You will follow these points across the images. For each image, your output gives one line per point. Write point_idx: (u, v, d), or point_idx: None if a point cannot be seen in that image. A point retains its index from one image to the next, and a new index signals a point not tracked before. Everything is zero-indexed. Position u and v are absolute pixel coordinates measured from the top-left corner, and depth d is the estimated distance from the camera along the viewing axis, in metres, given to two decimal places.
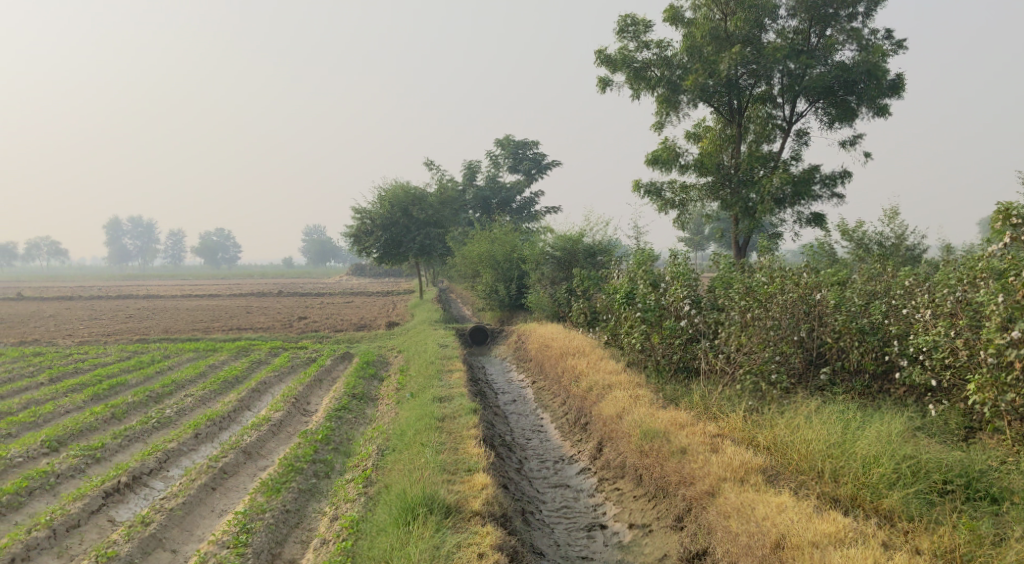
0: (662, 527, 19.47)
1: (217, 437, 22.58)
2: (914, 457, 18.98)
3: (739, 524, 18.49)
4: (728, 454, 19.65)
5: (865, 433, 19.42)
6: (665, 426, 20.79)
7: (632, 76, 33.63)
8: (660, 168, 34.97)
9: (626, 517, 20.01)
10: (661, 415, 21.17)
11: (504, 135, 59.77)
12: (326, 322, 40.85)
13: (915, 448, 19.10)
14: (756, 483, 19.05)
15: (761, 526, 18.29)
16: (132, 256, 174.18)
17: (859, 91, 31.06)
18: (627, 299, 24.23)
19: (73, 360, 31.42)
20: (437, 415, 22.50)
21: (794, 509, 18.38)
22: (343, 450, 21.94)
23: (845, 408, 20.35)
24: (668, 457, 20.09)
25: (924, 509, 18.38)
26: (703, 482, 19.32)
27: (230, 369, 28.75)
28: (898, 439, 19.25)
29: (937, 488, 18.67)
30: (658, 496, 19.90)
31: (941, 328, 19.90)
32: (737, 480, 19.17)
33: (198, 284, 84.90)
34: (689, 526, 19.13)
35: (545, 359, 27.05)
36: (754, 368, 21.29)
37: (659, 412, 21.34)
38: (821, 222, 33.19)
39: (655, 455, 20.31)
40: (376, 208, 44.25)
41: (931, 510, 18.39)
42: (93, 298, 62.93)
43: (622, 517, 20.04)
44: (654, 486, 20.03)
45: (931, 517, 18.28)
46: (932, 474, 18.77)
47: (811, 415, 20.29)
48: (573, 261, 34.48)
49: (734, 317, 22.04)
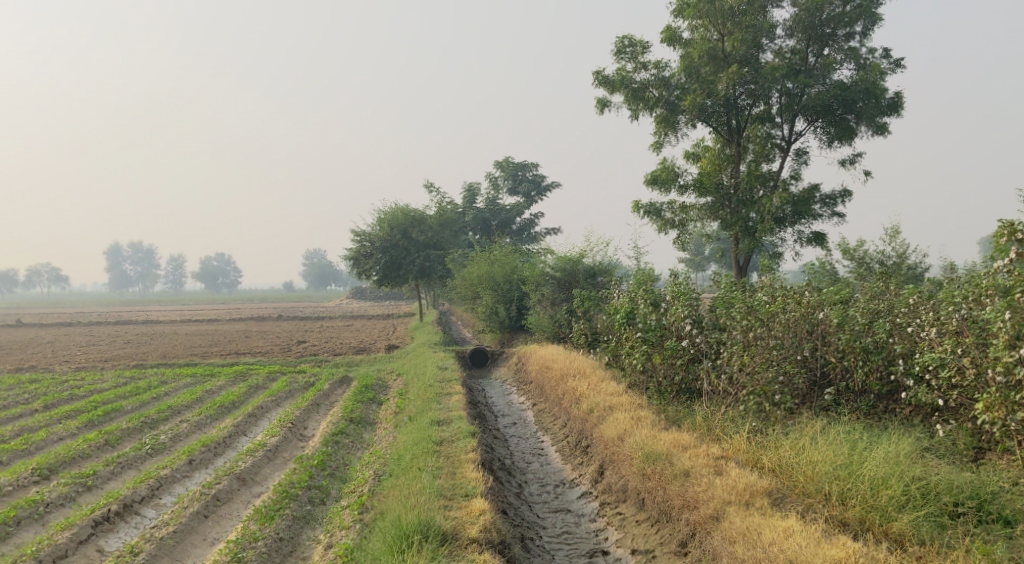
0: (665, 553, 19.14)
1: (212, 463, 22.27)
2: (923, 478, 18.68)
3: (746, 550, 18.18)
4: (732, 476, 19.34)
5: (872, 453, 19.11)
6: (667, 448, 20.46)
7: (630, 96, 33.48)
8: (660, 188, 34.77)
9: (629, 542, 19.67)
10: (663, 437, 20.86)
11: (504, 157, 59.64)
12: (326, 346, 40.59)
13: (925, 469, 18.80)
14: (761, 506, 18.73)
15: (769, 552, 17.97)
16: (133, 282, 173.99)
17: (858, 110, 30.84)
18: (627, 319, 23.96)
19: (69, 386, 31.15)
20: (435, 438, 22.19)
21: (802, 534, 18.05)
22: (339, 476, 21.62)
23: (850, 429, 20.05)
24: (670, 480, 19.76)
25: (935, 533, 18.08)
26: (707, 506, 19.02)
27: (228, 394, 28.46)
28: (906, 460, 18.94)
29: (948, 511, 18.37)
30: (661, 520, 19.57)
31: (947, 346, 19.58)
32: (743, 503, 18.85)
33: (200, 309, 84.64)
34: (694, 552, 18.83)
35: (546, 381, 26.77)
36: (757, 389, 20.96)
37: (660, 434, 21.04)
38: (823, 241, 32.95)
39: (657, 478, 19.98)
40: (375, 231, 44.04)
41: (942, 534, 18.09)
42: (93, 324, 62.69)
43: (624, 542, 19.71)
44: (657, 510, 19.71)
45: (942, 540, 17.99)
46: (942, 496, 18.48)
47: (815, 436, 19.98)
48: (573, 281, 34.28)
49: (736, 337, 21.76)
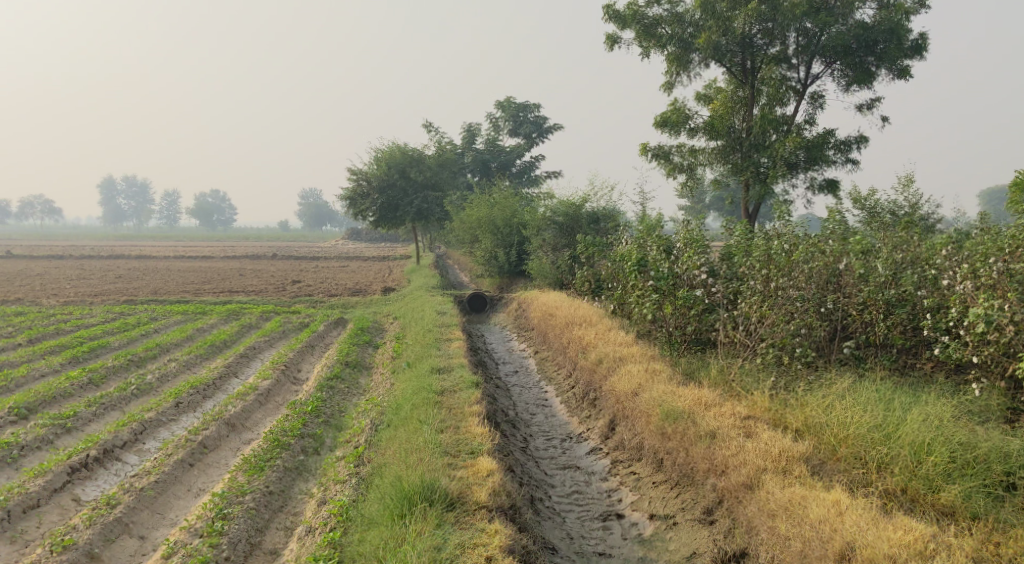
0: (688, 520, 18.40)
1: (201, 405, 21.39)
2: (970, 444, 17.83)
3: (790, 528, 17.21)
4: (766, 440, 18.42)
5: (911, 415, 18.27)
6: (689, 406, 19.58)
7: (642, 33, 32.52)
8: (669, 131, 33.81)
9: (646, 506, 18.92)
10: (684, 394, 19.94)
11: (505, 98, 58.29)
12: (320, 286, 39.59)
13: (972, 435, 17.95)
14: (800, 475, 17.83)
15: (819, 531, 16.97)
16: (126, 217, 172.52)
17: (879, 52, 29.89)
18: (638, 267, 22.99)
19: (55, 321, 30.20)
20: (436, 388, 21.32)
21: (856, 511, 17.09)
22: (333, 424, 20.75)
23: (880, 389, 19.23)
24: (695, 442, 18.93)
25: (991, 506, 17.24)
26: (739, 472, 18.13)
27: (218, 333, 27.53)
28: (949, 423, 18.09)
29: (1000, 482, 17.53)
30: (682, 484, 18.85)
31: (990, 302, 18.49)
32: (779, 471, 17.94)
33: (194, 246, 83.60)
34: (722, 521, 18.04)
35: (548, 328, 25.86)
36: (776, 342, 20.19)
37: (681, 390, 20.13)
38: (835, 189, 31.89)
39: (678, 438, 19.19)
40: (372, 170, 42.88)
41: (999, 508, 17.24)
42: (84, 258, 61.62)
43: (640, 506, 18.95)
44: (677, 473, 18.97)
45: (999, 515, 17.14)
46: (993, 466, 17.61)
47: (843, 394, 19.12)
48: (576, 227, 33.23)
49: (754, 288, 20.82)
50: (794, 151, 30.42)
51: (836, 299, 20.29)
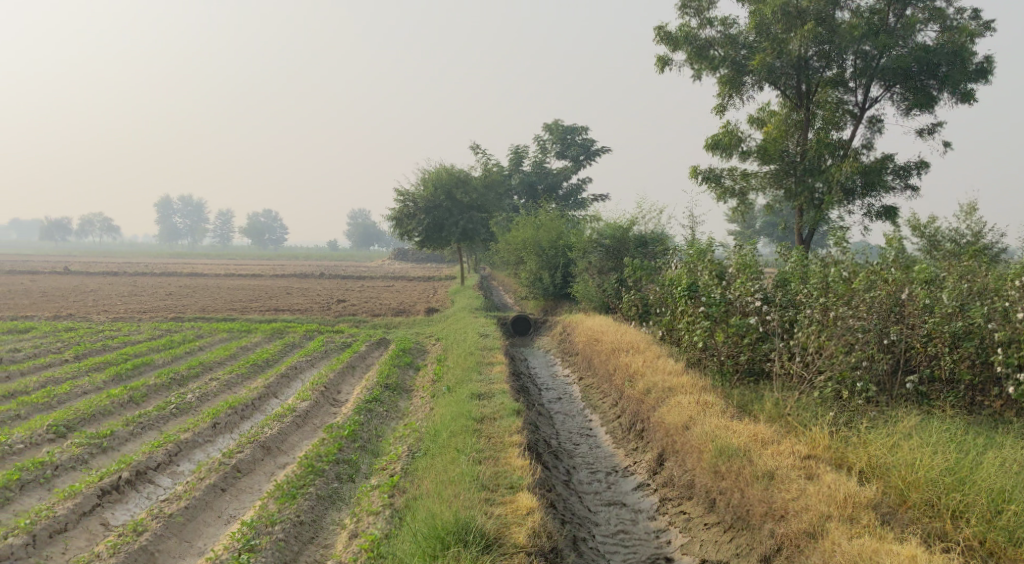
0: None
1: (238, 427, 20.90)
2: None
3: None
4: (830, 483, 17.67)
5: (986, 460, 17.62)
6: (744, 443, 18.80)
7: (694, 55, 31.95)
8: (721, 154, 33.19)
9: (697, 550, 18.14)
10: (739, 429, 19.19)
11: (553, 119, 57.77)
12: (364, 306, 39.15)
13: None
14: (868, 524, 17.12)
15: None
16: (180, 235, 174.09)
17: (941, 76, 28.98)
18: (687, 291, 22.24)
19: (103, 336, 29.99)
20: (475, 415, 20.70)
21: None
22: (370, 449, 20.17)
23: (953, 428, 18.55)
24: (750, 482, 18.16)
25: None
26: (800, 518, 17.40)
27: (261, 352, 27.12)
28: None
29: None
30: (737, 527, 18.05)
31: None
32: (845, 518, 17.23)
33: (246, 264, 83.72)
34: None
35: (594, 353, 25.13)
36: (835, 374, 19.37)
37: (735, 424, 19.37)
38: (893, 216, 31.19)
39: (732, 477, 18.41)
40: (418, 190, 42.48)
41: None
42: (138, 274, 61.87)
43: (692, 549, 18.17)
44: (730, 515, 18.19)
45: None
46: None
47: (911, 434, 18.39)
48: (623, 250, 32.50)
49: (812, 318, 19.88)
50: (851, 177, 29.66)
51: (898, 330, 19.39)
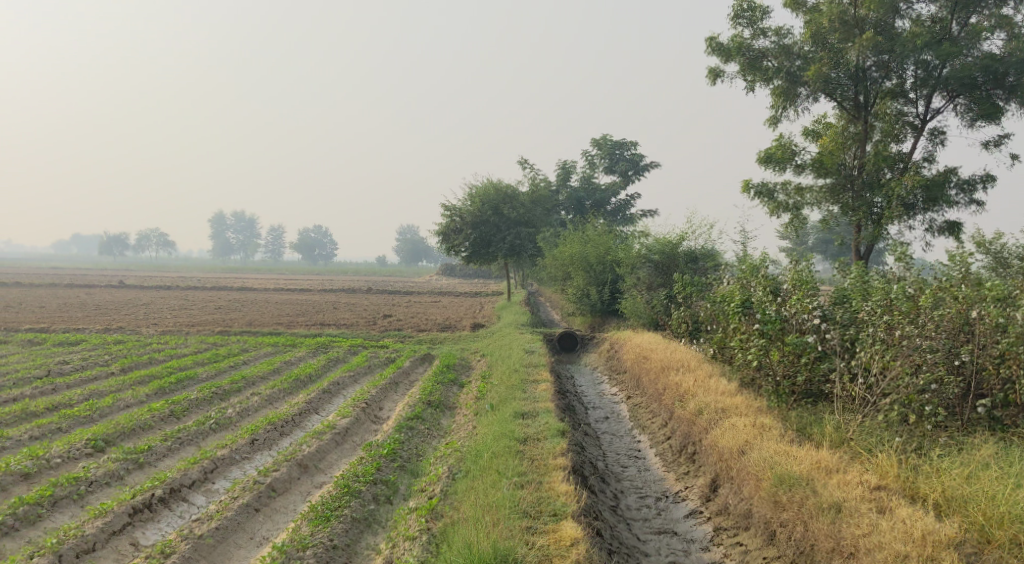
0: None
1: (276, 443, 20.34)
2: None
3: None
4: (903, 519, 16.95)
5: None
6: (807, 471, 18.03)
7: (747, 66, 31.19)
8: (774, 167, 32.37)
9: None
10: (801, 456, 18.37)
11: (601, 135, 57.05)
12: (410, 322, 38.60)
13: None
14: None
15: None
16: (232, 250, 175.29)
17: (1008, 85, 27.93)
18: (742, 308, 21.48)
19: (149, 350, 29.69)
20: (518, 436, 20.01)
21: None
22: (409, 469, 19.54)
23: None
24: (816, 515, 17.39)
25: None
26: (874, 556, 16.67)
27: (306, 367, 26.62)
28: None
29: None
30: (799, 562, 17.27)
31: None
32: (924, 558, 16.48)
33: (295, 280, 83.67)
34: None
35: (643, 372, 24.32)
36: (902, 398, 18.57)
37: (795, 450, 18.57)
38: (957, 230, 30.21)
39: (793, 508, 17.65)
40: (465, 205, 41.96)
41: None
42: (192, 289, 61.98)
43: None
44: (793, 550, 17.42)
45: None
46: None
47: (988, 463, 17.65)
48: (672, 266, 31.68)
49: (876, 336, 19.17)
50: (912, 191, 28.67)
51: (970, 352, 18.46)
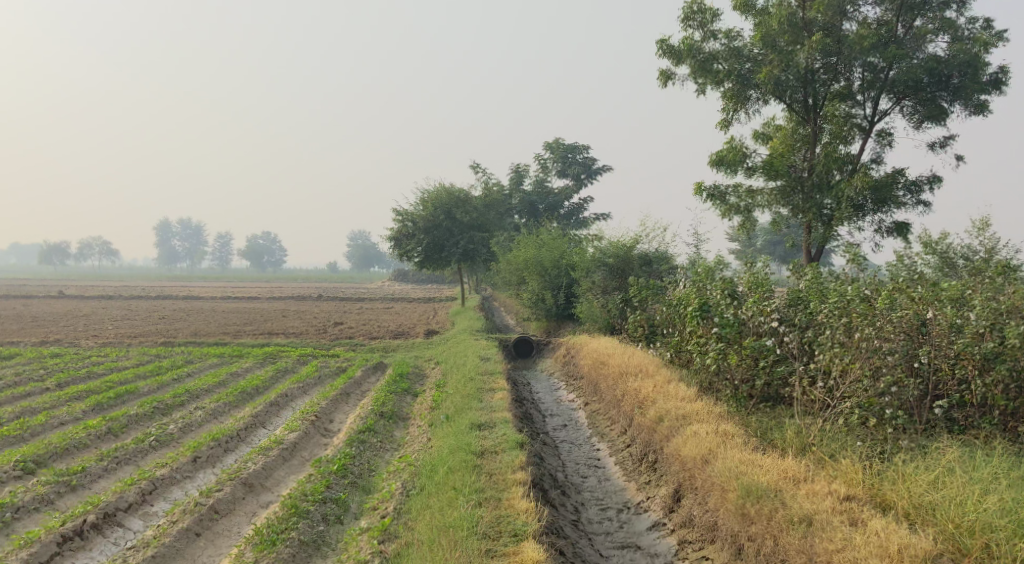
0: None
1: (221, 460, 19.77)
2: None
3: None
4: (878, 531, 16.66)
5: None
6: (775, 482, 17.73)
7: (697, 68, 31.03)
8: (725, 170, 32.30)
9: None
10: (767, 465, 18.10)
11: (553, 138, 56.81)
12: (362, 329, 38.04)
13: None
14: None
15: None
16: (180, 258, 173.09)
17: (954, 87, 28.09)
18: (700, 312, 21.14)
19: (88, 363, 28.90)
20: (475, 449, 19.62)
21: None
22: (361, 486, 19.09)
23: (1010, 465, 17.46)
24: (786, 529, 17.11)
25: None
26: None
27: (253, 378, 26.01)
28: None
29: None
30: None
31: None
32: None
33: (244, 287, 82.54)
34: None
35: (601, 378, 24.00)
36: (862, 401, 18.41)
37: (760, 459, 18.27)
38: (904, 232, 30.28)
39: (762, 521, 17.35)
40: (417, 210, 41.45)
41: None
42: (136, 298, 60.79)
43: None
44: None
45: None
46: None
47: (954, 467, 17.40)
48: (627, 270, 31.43)
49: (834, 338, 18.99)
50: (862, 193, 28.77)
51: (929, 353, 18.28)
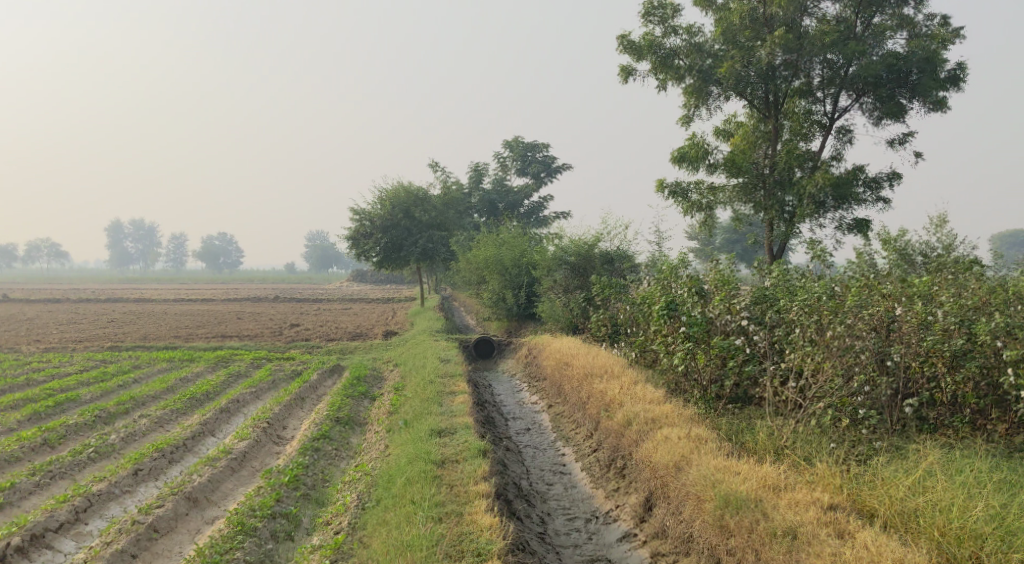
0: None
1: (165, 473, 18.92)
2: None
3: None
4: (867, 544, 16.06)
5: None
6: (755, 491, 17.09)
7: (658, 64, 30.48)
8: (687, 167, 31.79)
9: None
10: (745, 473, 17.44)
11: (513, 136, 56.17)
12: (319, 331, 37.22)
13: None
14: None
15: None
16: (135, 260, 170.71)
17: (912, 84, 27.69)
18: (667, 311, 20.44)
19: (29, 371, 27.91)
20: (435, 458, 18.92)
21: None
22: (313, 498, 18.39)
23: (991, 465, 17.11)
24: (769, 543, 16.48)
25: None
26: None
27: (202, 384, 25.17)
28: None
29: None
30: None
31: None
32: None
33: (199, 287, 81.15)
34: None
35: (564, 379, 23.37)
36: (835, 402, 17.98)
37: (738, 466, 17.65)
38: (865, 228, 29.96)
39: (742, 534, 16.75)
40: (374, 209, 40.63)
41: None
42: (86, 302, 59.54)
43: None
44: None
45: None
46: None
47: (934, 470, 17.04)
48: (589, 268, 30.82)
49: (805, 337, 18.44)
50: (824, 190, 28.33)
51: (899, 351, 17.87)
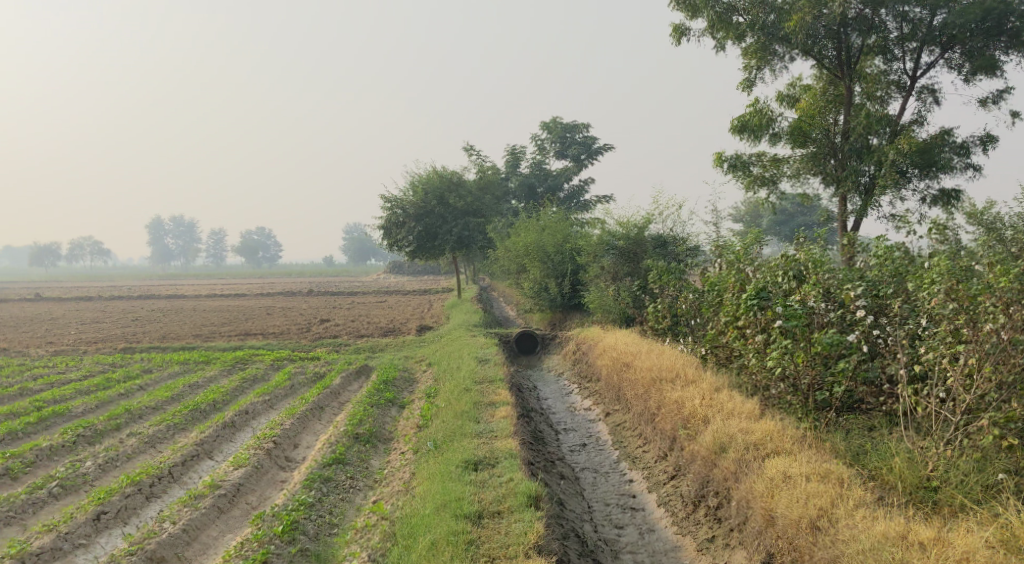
0: None
1: (138, 516, 15.99)
2: None
3: None
4: None
5: None
6: None
7: (714, 21, 26.86)
8: (749, 137, 28.34)
9: None
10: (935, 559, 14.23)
11: (551, 117, 52.84)
12: (348, 327, 34.19)
13: None
14: None
15: None
16: (173, 256, 168.90)
17: (1010, 32, 24.11)
18: (755, 299, 17.26)
19: (28, 379, 25.11)
20: (467, 509, 15.76)
21: None
22: (314, 554, 15.38)
23: None
24: None
25: None
26: None
27: (212, 391, 22.18)
28: None
29: None
30: None
31: None
32: None
33: (233, 284, 78.49)
34: None
35: (624, 382, 20.07)
36: (998, 420, 14.92)
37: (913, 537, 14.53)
38: (951, 201, 26.45)
39: None
40: (407, 195, 37.56)
41: None
42: (116, 298, 56.85)
43: None
44: None
45: None
46: None
47: None
48: (639, 253, 27.33)
49: (948, 333, 15.32)
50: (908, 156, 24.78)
51: None
